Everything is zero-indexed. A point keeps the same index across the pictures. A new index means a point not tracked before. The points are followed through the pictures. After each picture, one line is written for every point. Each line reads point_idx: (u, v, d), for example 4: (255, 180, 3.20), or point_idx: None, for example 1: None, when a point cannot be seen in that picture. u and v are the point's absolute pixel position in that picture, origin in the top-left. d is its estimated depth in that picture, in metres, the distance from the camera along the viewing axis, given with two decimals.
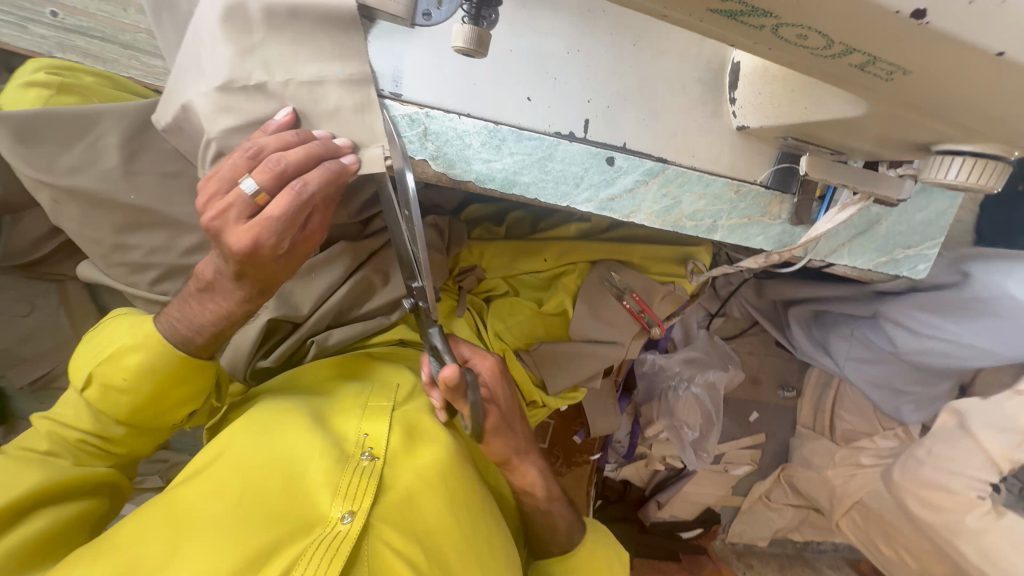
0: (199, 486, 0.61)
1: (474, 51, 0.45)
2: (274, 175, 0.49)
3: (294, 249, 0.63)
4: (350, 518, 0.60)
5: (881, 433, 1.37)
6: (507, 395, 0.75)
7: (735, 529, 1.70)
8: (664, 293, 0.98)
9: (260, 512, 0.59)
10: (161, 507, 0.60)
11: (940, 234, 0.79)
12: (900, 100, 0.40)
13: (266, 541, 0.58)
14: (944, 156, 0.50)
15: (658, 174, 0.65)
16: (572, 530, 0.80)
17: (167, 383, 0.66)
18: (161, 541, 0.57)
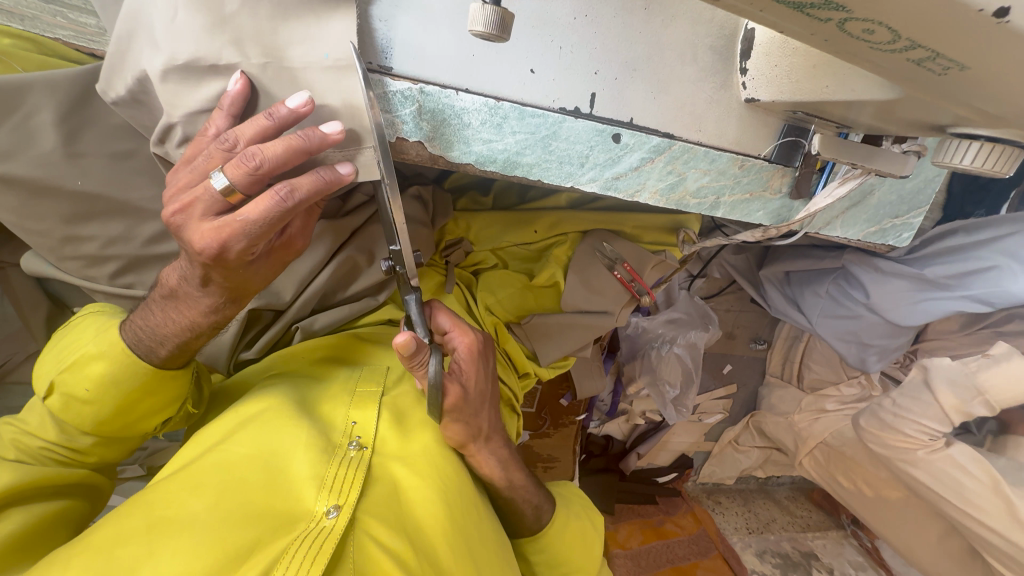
0: (171, 485, 0.54)
1: (496, 36, 0.41)
2: (250, 174, 0.44)
3: (271, 252, 0.57)
4: (336, 512, 0.54)
5: (846, 381, 1.48)
6: (480, 375, 0.72)
7: (706, 470, 1.82)
8: (656, 262, 0.95)
9: (244, 510, 0.53)
10: (136, 508, 0.52)
11: (927, 203, 0.80)
12: (939, 91, 0.38)
13: (249, 538, 0.50)
14: (960, 140, 0.50)
15: (665, 150, 0.61)
16: (534, 514, 0.79)
17: (135, 396, 0.62)
18: (131, 544, 0.48)
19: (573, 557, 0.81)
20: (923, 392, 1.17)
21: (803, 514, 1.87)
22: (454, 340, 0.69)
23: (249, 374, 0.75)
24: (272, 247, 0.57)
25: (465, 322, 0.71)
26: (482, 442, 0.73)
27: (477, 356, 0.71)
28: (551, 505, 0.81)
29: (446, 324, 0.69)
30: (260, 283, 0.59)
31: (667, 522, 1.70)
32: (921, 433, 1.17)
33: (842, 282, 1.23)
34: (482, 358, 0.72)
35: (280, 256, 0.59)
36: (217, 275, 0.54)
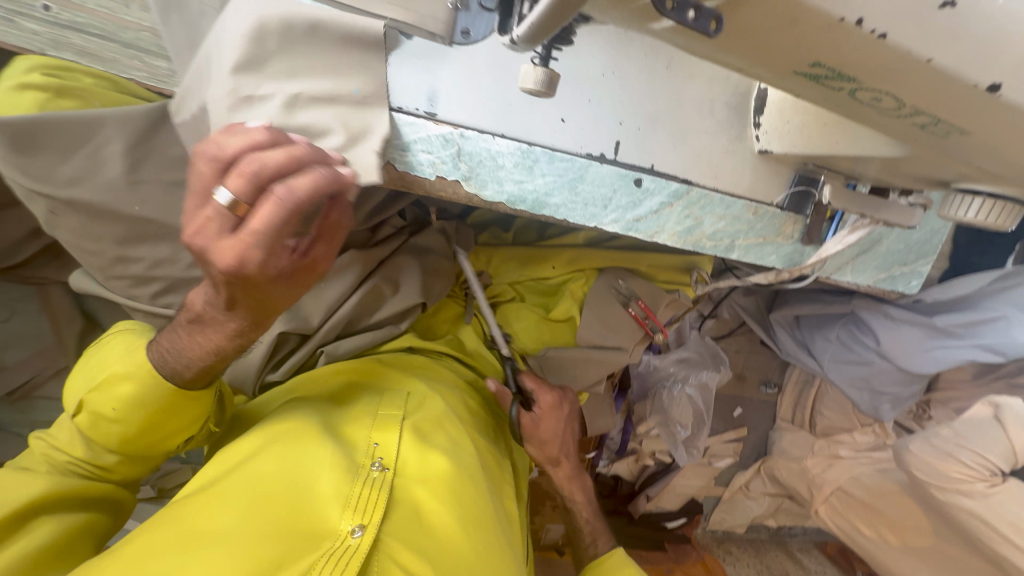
0: (201, 502, 0.55)
1: (543, 92, 0.44)
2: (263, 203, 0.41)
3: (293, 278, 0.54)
4: (360, 531, 0.56)
5: (860, 429, 1.46)
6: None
7: (716, 517, 1.77)
8: (670, 301, 0.99)
9: (272, 525, 0.54)
10: (169, 521, 0.53)
11: (933, 252, 0.83)
12: (941, 150, 0.41)
13: (277, 553, 0.51)
14: (963, 195, 0.52)
15: (683, 196, 0.66)
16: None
17: (157, 416, 0.63)
18: (162, 559, 0.49)
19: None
20: (991, 426, 1.15)
21: (816, 568, 1.80)
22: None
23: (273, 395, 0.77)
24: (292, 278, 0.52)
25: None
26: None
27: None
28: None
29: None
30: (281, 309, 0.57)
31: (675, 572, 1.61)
32: (977, 463, 1.13)
33: (852, 328, 1.27)
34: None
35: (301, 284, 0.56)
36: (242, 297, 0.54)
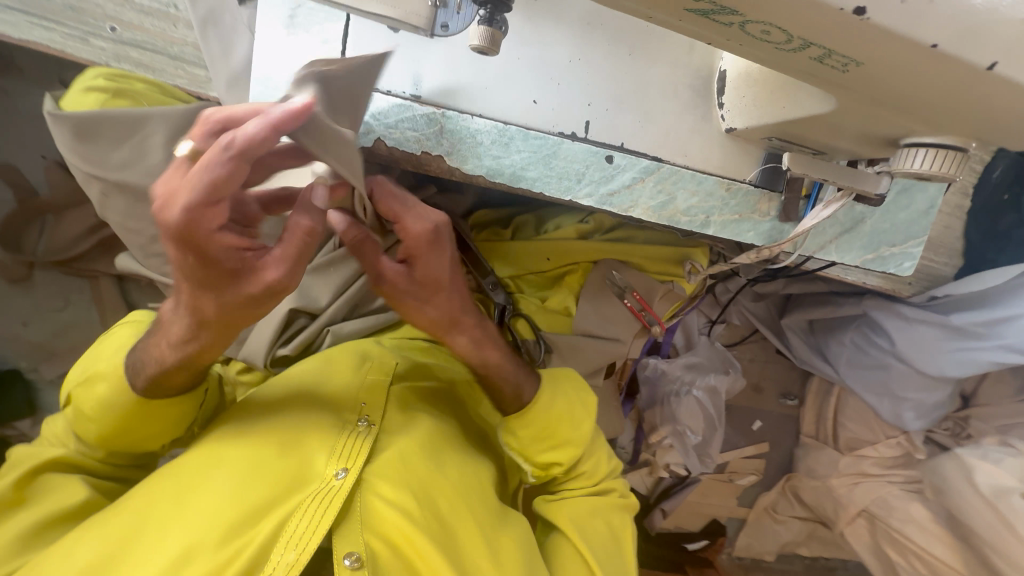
0: (197, 454, 0.60)
1: (487, 47, 0.55)
2: (204, 203, 0.43)
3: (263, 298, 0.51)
4: (344, 474, 0.59)
5: (884, 442, 1.36)
6: (438, 236, 0.62)
7: (741, 542, 1.64)
8: (664, 292, 1.02)
9: (259, 472, 0.58)
10: (171, 471, 0.59)
11: (923, 233, 0.83)
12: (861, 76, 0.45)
13: (266, 496, 0.56)
14: (910, 148, 0.55)
15: (654, 172, 0.70)
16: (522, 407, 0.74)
17: (129, 418, 0.61)
18: (162, 504, 0.55)
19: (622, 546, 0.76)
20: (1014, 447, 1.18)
21: None
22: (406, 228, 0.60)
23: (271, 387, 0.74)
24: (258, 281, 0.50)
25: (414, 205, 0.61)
26: (452, 328, 0.69)
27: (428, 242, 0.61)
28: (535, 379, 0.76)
29: (394, 210, 0.59)
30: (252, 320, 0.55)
31: None
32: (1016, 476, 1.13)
33: (866, 329, 1.23)
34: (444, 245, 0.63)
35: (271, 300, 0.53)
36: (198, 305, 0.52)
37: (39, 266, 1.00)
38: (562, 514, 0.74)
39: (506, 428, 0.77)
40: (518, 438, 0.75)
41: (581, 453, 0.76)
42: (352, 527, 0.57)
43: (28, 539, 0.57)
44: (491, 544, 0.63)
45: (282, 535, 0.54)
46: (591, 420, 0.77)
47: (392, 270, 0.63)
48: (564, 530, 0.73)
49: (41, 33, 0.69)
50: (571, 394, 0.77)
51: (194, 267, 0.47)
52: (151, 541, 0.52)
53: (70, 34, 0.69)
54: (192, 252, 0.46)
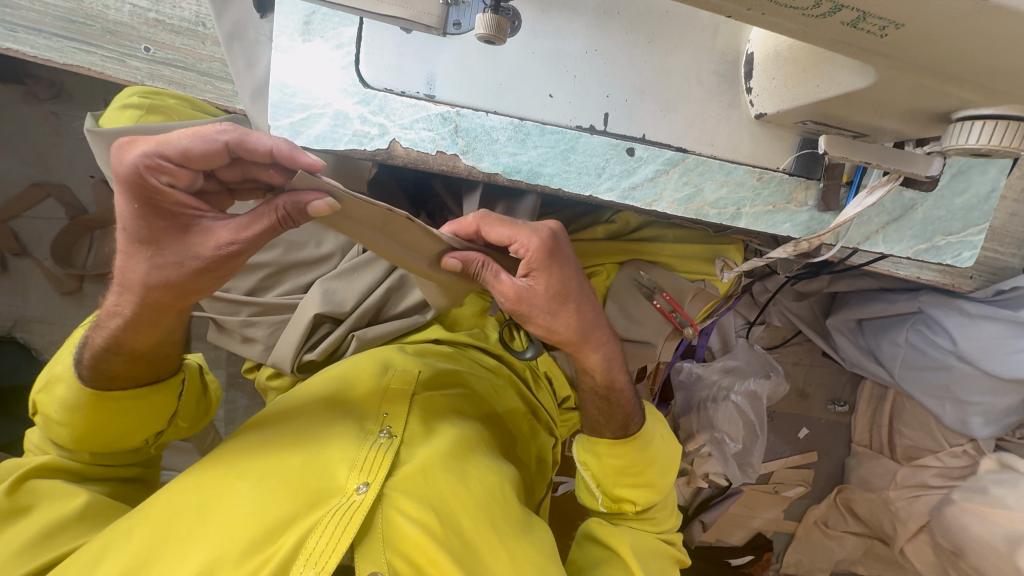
0: (220, 467, 0.60)
1: (493, 36, 0.55)
2: (163, 163, 0.48)
3: (210, 268, 0.53)
4: (365, 488, 0.58)
5: (948, 450, 1.24)
6: (566, 285, 0.63)
7: (791, 559, 1.53)
8: (695, 292, 0.96)
9: (281, 486, 0.57)
10: (192, 483, 0.58)
11: (984, 220, 0.75)
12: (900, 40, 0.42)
13: (287, 511, 0.56)
14: (964, 122, 0.50)
15: (679, 163, 0.67)
16: (621, 440, 0.73)
17: (96, 417, 0.61)
18: (184, 518, 0.55)
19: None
20: None
21: None
22: (518, 250, 0.60)
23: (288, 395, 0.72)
24: (200, 254, 0.52)
25: (524, 224, 0.61)
26: (584, 345, 0.68)
27: (558, 292, 0.63)
28: (641, 418, 0.75)
29: (505, 234, 0.61)
30: (184, 304, 0.57)
31: None
32: None
33: (923, 328, 1.13)
34: (562, 269, 0.62)
35: (212, 276, 0.54)
36: (123, 273, 0.55)
37: (88, 279, 1.07)
38: (622, 540, 0.70)
39: (590, 449, 0.75)
40: (599, 461, 0.74)
41: (660, 493, 0.74)
42: (373, 544, 0.56)
43: (39, 542, 0.56)
44: (516, 563, 0.61)
45: (301, 552, 0.53)
46: (672, 469, 0.77)
47: (512, 289, 0.62)
48: (623, 557, 0.69)
49: (82, 56, 0.73)
50: (666, 441, 0.77)
51: (139, 217, 0.51)
52: (173, 555, 0.52)
53: (108, 56, 0.73)
54: (140, 201, 0.50)
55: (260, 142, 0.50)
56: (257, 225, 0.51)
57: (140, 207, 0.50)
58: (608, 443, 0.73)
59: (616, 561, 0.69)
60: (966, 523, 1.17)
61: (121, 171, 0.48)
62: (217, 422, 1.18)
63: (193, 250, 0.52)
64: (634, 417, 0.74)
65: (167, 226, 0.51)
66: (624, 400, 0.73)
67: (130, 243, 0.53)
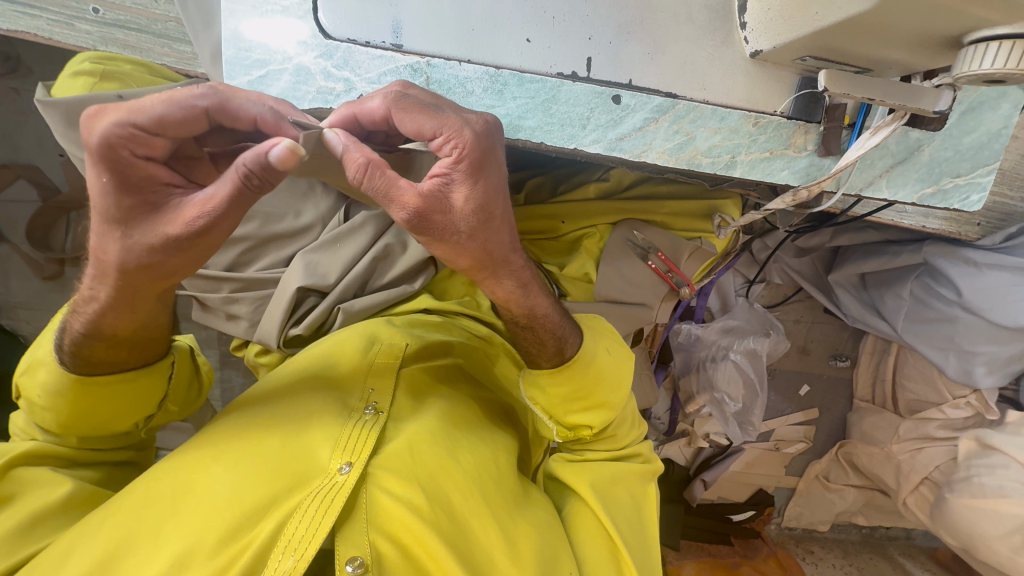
0: (199, 453, 0.58)
1: None
2: (137, 132, 0.43)
3: (183, 250, 0.47)
4: (348, 468, 0.57)
5: (951, 403, 1.22)
6: (489, 201, 0.48)
7: (792, 512, 1.56)
8: (692, 250, 0.93)
9: (260, 471, 0.56)
10: (169, 468, 0.57)
11: (994, 159, 0.71)
12: None
13: (268, 495, 0.55)
14: (978, 45, 0.45)
15: (669, 110, 0.63)
16: (560, 367, 0.67)
17: (84, 404, 0.60)
18: (159, 506, 0.54)
19: (628, 517, 0.68)
20: None
21: None
22: (443, 147, 0.46)
23: (278, 371, 0.71)
24: (169, 231, 0.45)
25: (451, 111, 0.47)
26: (499, 271, 0.55)
27: (480, 208, 0.48)
28: (577, 337, 0.68)
29: (427, 125, 0.46)
30: (160, 287, 0.53)
31: (744, 565, 1.45)
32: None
33: (927, 279, 1.11)
34: (488, 178, 0.47)
35: (186, 257, 0.48)
36: (97, 256, 0.50)
37: (69, 262, 1.05)
38: (582, 477, 0.69)
39: (534, 382, 0.70)
40: (546, 394, 0.69)
41: (615, 409, 0.70)
42: (356, 525, 0.55)
43: (18, 537, 0.54)
44: (508, 536, 0.60)
45: (280, 539, 0.52)
46: (628, 383, 0.72)
47: (416, 200, 0.45)
48: (583, 495, 0.68)
49: (27, 21, 0.68)
50: (614, 352, 0.71)
51: (105, 193, 0.45)
52: (146, 547, 0.51)
53: (55, 19, 0.68)
54: (111, 175, 0.44)
55: (244, 106, 0.47)
56: (222, 189, 0.44)
57: (110, 181, 0.44)
58: (549, 373, 0.68)
59: (578, 498, 0.69)
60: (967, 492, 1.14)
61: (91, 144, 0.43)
62: (215, 402, 1.17)
63: (163, 226, 0.45)
64: (577, 346, 0.67)
65: (137, 203, 0.45)
66: (557, 328, 0.65)
67: (100, 223, 0.47)
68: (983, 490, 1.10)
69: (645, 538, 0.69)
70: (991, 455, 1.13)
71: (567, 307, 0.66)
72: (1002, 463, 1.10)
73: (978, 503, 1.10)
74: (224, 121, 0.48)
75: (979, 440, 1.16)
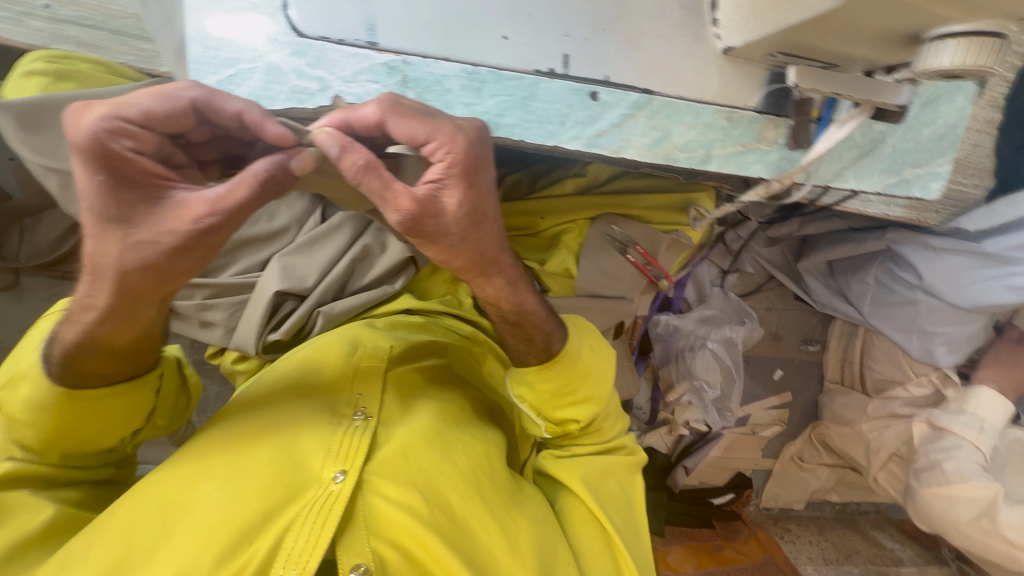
0: (184, 469, 0.56)
1: None
2: (126, 126, 0.44)
3: (189, 247, 0.46)
4: (342, 477, 0.56)
5: (914, 381, 1.28)
6: (481, 205, 0.49)
7: (769, 493, 1.60)
8: (669, 242, 0.95)
9: (251, 486, 0.55)
10: (153, 488, 0.55)
11: (951, 149, 0.75)
12: None
13: (262, 509, 0.54)
14: (937, 43, 0.48)
15: (645, 106, 0.64)
16: (547, 363, 0.67)
17: (70, 419, 0.57)
18: (147, 529, 0.52)
19: (619, 509, 0.70)
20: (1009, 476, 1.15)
21: (895, 547, 1.59)
22: (433, 152, 0.47)
23: (261, 378, 0.69)
24: (175, 229, 0.45)
25: (442, 116, 0.47)
26: (490, 271, 0.56)
27: (473, 212, 0.49)
28: (563, 333, 0.69)
29: (419, 130, 0.46)
30: (156, 297, 0.51)
31: (726, 547, 1.50)
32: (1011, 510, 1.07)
33: (890, 265, 1.16)
34: (480, 184, 0.48)
35: (192, 257, 0.47)
36: (86, 257, 0.48)
37: (27, 272, 1.00)
38: (571, 472, 0.70)
39: (521, 380, 0.70)
40: (533, 391, 0.69)
41: (597, 404, 0.71)
42: (356, 533, 0.55)
43: None
44: (507, 532, 0.60)
45: (282, 552, 0.52)
46: (611, 377, 0.73)
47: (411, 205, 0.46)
48: (574, 488, 0.69)
49: None
50: (597, 351, 0.72)
51: (101, 190, 0.44)
52: (140, 571, 0.49)
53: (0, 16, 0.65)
54: (103, 171, 0.44)
55: (229, 103, 0.47)
56: (232, 192, 0.45)
57: (106, 179, 0.44)
58: (536, 370, 0.68)
59: (569, 493, 0.70)
60: (926, 478, 1.17)
61: (79, 140, 0.42)
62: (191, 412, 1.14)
63: (167, 226, 0.45)
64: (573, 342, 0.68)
65: (137, 201, 0.45)
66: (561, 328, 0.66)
67: (97, 224, 0.46)
68: (944, 478, 1.13)
69: (636, 527, 0.70)
70: (941, 438, 1.19)
71: (552, 304, 0.67)
72: (953, 445, 1.16)
73: (943, 490, 1.13)
74: (214, 117, 0.48)
75: (930, 423, 1.22)
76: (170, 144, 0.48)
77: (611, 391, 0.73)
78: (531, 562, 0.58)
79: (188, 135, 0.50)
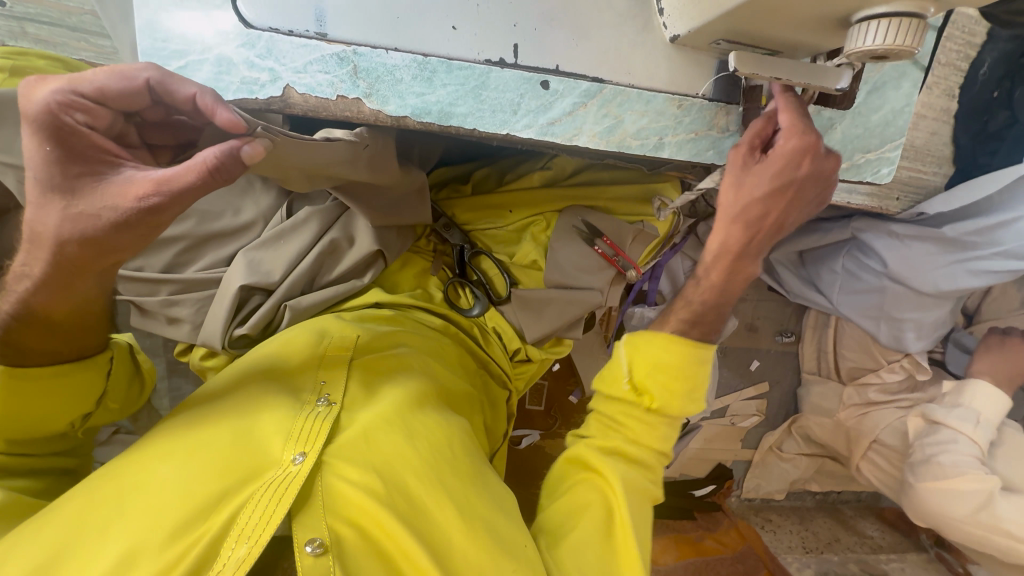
0: (145, 454, 0.57)
1: None
2: (80, 102, 0.46)
3: (129, 224, 0.48)
4: (302, 458, 0.57)
5: (886, 368, 1.33)
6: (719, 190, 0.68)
7: (750, 484, 1.61)
8: (635, 233, 0.95)
9: (209, 466, 0.55)
10: (110, 473, 0.55)
11: (900, 135, 0.77)
12: None
13: (218, 489, 0.54)
14: (863, 24, 0.49)
15: (596, 95, 0.65)
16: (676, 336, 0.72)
17: (17, 402, 0.58)
18: (99, 511, 0.52)
19: (641, 508, 0.69)
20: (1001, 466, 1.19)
21: (875, 534, 1.61)
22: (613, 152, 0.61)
23: (228, 371, 0.69)
24: (117, 206, 0.47)
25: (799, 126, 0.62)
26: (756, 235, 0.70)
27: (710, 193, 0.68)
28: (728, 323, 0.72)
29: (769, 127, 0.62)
30: (102, 264, 0.53)
31: (707, 539, 1.51)
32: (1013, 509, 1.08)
33: (856, 253, 1.17)
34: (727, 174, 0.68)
35: (132, 234, 0.50)
36: (31, 227, 0.50)
37: None
38: (607, 465, 0.70)
39: (636, 344, 0.74)
40: (641, 356, 0.73)
41: (671, 414, 0.73)
42: (312, 511, 0.55)
43: None
44: (466, 510, 0.60)
45: (234, 529, 0.52)
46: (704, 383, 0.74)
47: None
48: (608, 480, 0.69)
49: None
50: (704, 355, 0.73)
51: (51, 162, 0.47)
52: (89, 549, 0.49)
53: None
54: (52, 142, 0.46)
55: (182, 87, 0.47)
56: (180, 176, 0.46)
57: (55, 150, 0.47)
58: (663, 341, 0.72)
59: (600, 486, 0.69)
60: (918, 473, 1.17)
61: (33, 114, 0.45)
62: (163, 411, 1.13)
63: (113, 204, 0.47)
64: (713, 329, 0.76)
65: (84, 172, 0.48)
66: (700, 309, 0.74)
67: (41, 194, 0.48)
68: (941, 471, 1.13)
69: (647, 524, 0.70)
70: (937, 432, 1.20)
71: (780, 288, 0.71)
72: (949, 439, 1.17)
73: (942, 485, 1.13)
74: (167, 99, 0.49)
75: (925, 417, 1.24)
76: (124, 121, 0.50)
77: (690, 415, 0.74)
78: (487, 539, 0.59)
79: (144, 114, 0.51)
